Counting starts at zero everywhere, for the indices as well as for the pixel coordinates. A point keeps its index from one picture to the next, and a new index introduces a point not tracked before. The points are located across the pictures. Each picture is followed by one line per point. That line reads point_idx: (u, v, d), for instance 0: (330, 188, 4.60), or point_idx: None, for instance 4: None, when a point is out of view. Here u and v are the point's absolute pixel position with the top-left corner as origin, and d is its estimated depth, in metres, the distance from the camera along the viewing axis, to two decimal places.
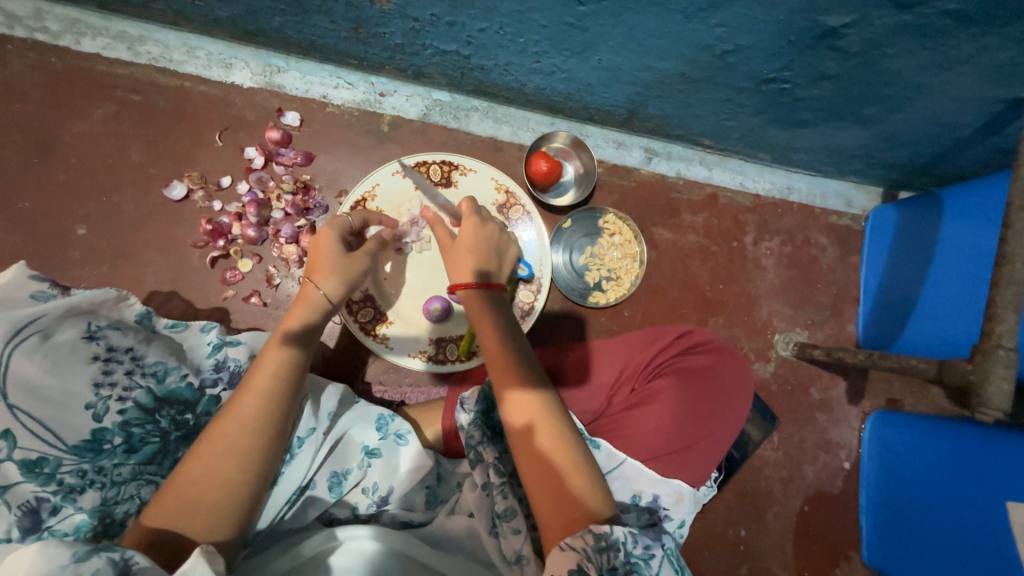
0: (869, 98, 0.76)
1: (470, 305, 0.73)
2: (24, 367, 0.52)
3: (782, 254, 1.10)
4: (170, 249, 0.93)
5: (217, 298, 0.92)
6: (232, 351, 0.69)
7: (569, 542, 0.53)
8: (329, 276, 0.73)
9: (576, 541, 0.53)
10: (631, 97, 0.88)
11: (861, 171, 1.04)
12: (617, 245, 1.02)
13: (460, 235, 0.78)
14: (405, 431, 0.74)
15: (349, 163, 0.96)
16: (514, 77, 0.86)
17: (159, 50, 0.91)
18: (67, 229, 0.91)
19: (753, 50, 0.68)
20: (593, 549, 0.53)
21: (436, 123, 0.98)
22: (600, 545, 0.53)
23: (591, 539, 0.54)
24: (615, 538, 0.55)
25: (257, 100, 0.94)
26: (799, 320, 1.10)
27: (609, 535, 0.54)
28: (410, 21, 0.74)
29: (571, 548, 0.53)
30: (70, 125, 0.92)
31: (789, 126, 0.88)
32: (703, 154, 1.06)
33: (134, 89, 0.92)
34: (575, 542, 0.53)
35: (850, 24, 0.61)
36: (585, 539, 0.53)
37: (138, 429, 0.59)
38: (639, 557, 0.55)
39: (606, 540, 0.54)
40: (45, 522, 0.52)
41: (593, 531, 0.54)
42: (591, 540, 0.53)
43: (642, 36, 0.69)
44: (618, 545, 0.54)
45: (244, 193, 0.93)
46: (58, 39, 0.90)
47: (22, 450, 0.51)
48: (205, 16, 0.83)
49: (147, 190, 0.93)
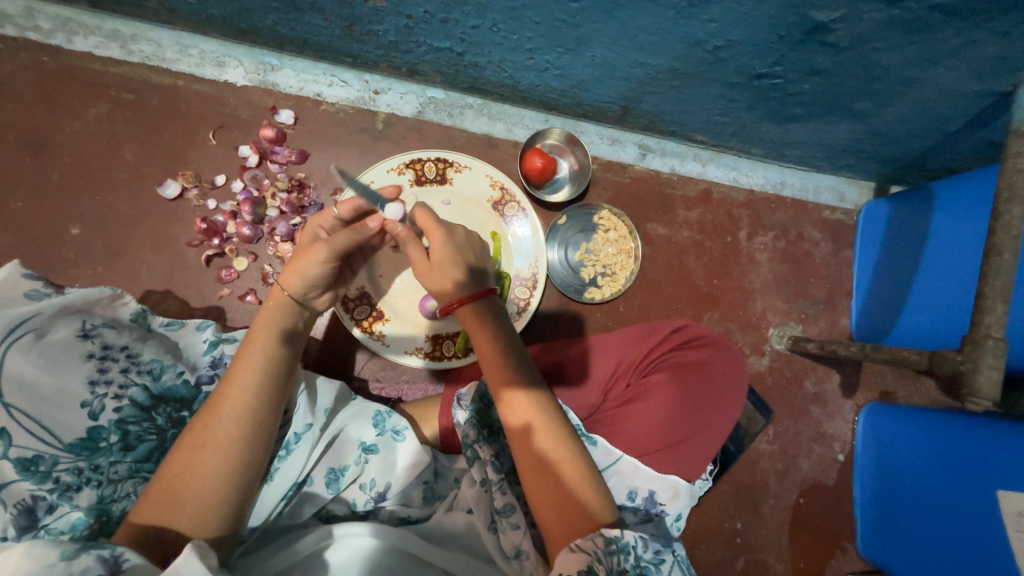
0: (859, 93, 0.77)
1: (463, 317, 0.69)
2: (20, 365, 0.52)
3: (775, 249, 1.11)
4: (165, 248, 0.93)
5: (212, 297, 0.92)
6: (229, 348, 0.69)
7: (579, 543, 0.55)
8: (292, 273, 0.67)
9: (586, 543, 0.55)
10: (625, 93, 0.88)
11: (852, 166, 1.05)
12: (612, 241, 1.03)
13: (433, 255, 0.68)
14: (403, 427, 0.74)
15: (344, 161, 0.96)
16: (508, 74, 0.87)
17: (152, 48, 0.91)
18: (61, 229, 0.91)
19: (744, 45, 0.68)
20: (603, 551, 0.54)
21: (431, 120, 0.98)
22: (610, 548, 0.55)
23: (601, 541, 0.55)
24: (625, 541, 0.56)
25: (252, 98, 0.94)
26: (793, 314, 1.11)
27: (620, 539, 0.56)
28: (404, 18, 0.74)
29: (582, 549, 0.54)
30: (63, 124, 0.91)
31: (781, 121, 0.89)
32: (697, 149, 1.07)
33: (127, 88, 0.92)
34: (586, 544, 0.54)
35: (840, 20, 0.61)
36: (595, 542, 0.55)
37: (135, 427, 0.59)
38: (649, 561, 0.57)
39: (616, 544, 0.55)
40: (42, 521, 0.52)
41: (603, 535, 0.55)
42: (601, 542, 0.55)
43: (635, 32, 0.69)
44: (628, 548, 0.56)
45: (240, 192, 0.93)
46: (50, 38, 0.90)
47: (18, 449, 0.51)
48: (197, 14, 0.83)
49: (141, 189, 0.92)
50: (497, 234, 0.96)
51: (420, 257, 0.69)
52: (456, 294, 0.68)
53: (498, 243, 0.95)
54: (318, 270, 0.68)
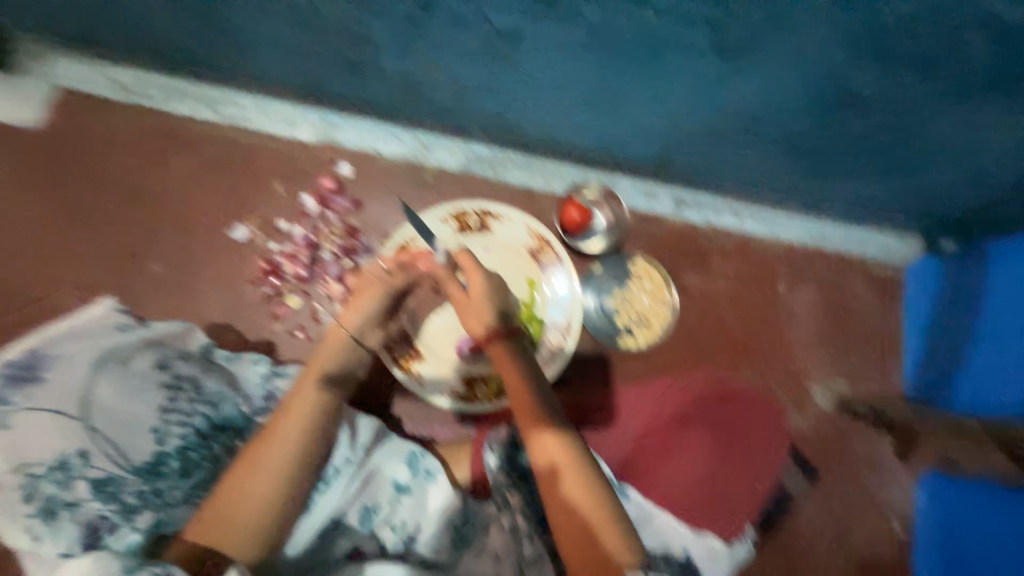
0: (901, 151, 0.78)
1: (494, 355, 0.72)
2: (106, 391, 0.58)
3: (817, 302, 1.09)
4: (230, 285, 1.00)
5: (266, 331, 0.98)
6: (280, 382, 0.75)
7: None
8: (353, 312, 0.76)
9: None
10: (661, 151, 0.93)
11: (895, 221, 1.03)
12: (648, 290, 1.04)
13: (470, 289, 0.75)
14: (435, 469, 0.76)
15: (394, 208, 1.04)
16: (549, 133, 0.94)
17: (235, 110, 1.01)
18: (142, 266, 0.99)
19: (780, 107, 0.72)
20: None
21: (475, 173, 1.05)
22: None
23: None
24: None
25: (316, 153, 1.03)
26: (838, 371, 1.07)
27: None
28: (457, 85, 0.84)
29: None
30: (160, 175, 1.01)
31: (820, 178, 0.90)
32: (733, 203, 1.06)
33: (214, 144, 1.02)
34: None
35: (876, 85, 0.64)
36: None
37: (194, 454, 0.63)
38: None
39: None
40: (102, 541, 0.54)
41: None
42: None
43: (671, 97, 0.74)
44: None
45: (298, 237, 1.00)
46: (159, 104, 1.01)
47: (94, 469, 0.55)
48: (279, 83, 0.95)
49: (216, 233, 1.01)
50: (532, 280, 0.99)
51: (460, 292, 0.75)
52: (489, 327, 0.72)
53: (533, 289, 0.99)
54: (376, 306, 0.77)
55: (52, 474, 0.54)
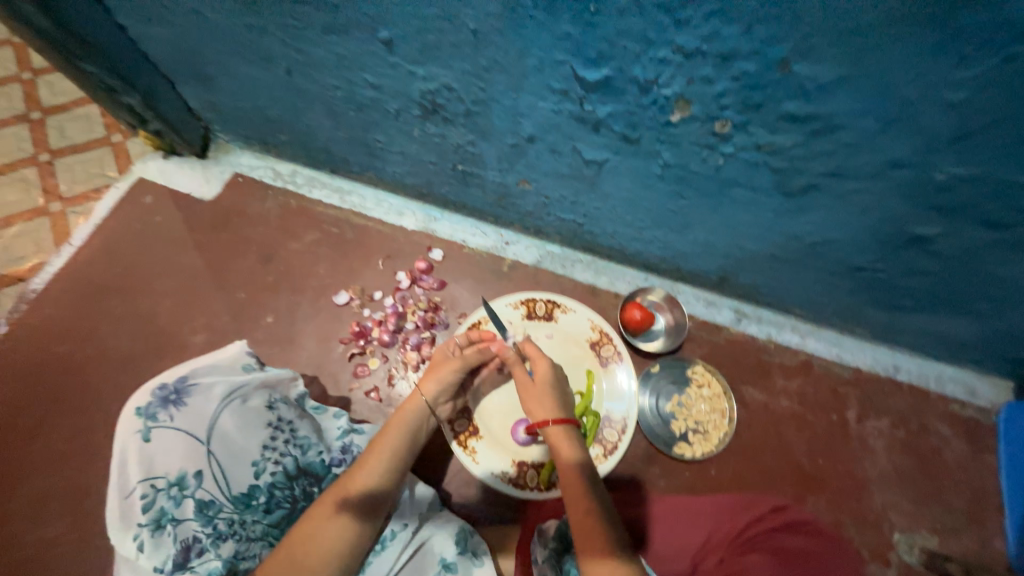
0: (973, 295, 0.79)
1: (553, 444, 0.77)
2: (227, 422, 0.69)
3: (893, 437, 1.02)
4: (324, 342, 1.13)
5: (345, 388, 1.08)
6: (357, 438, 0.83)
7: None
8: (430, 381, 0.85)
9: None
10: (723, 267, 0.99)
11: (977, 360, 1.00)
12: (706, 398, 1.03)
13: (535, 374, 0.84)
14: (481, 552, 0.78)
15: (472, 292, 1.16)
16: (618, 242, 1.05)
17: (359, 199, 1.23)
18: (258, 316, 1.14)
19: (843, 244, 0.78)
20: None
21: (546, 268, 1.17)
22: None
23: None
24: None
25: (414, 238, 1.21)
26: (923, 520, 0.97)
27: None
28: (543, 198, 0.99)
29: None
30: (288, 244, 1.20)
31: (888, 309, 0.92)
32: (795, 321, 1.09)
33: (336, 224, 1.22)
34: None
35: (939, 235, 0.70)
36: None
37: (279, 493, 0.71)
38: None
39: None
40: (190, 562, 0.62)
41: None
42: None
43: (736, 225, 0.83)
44: None
45: (389, 306, 1.15)
46: (300, 189, 1.24)
47: (202, 490, 0.63)
48: (397, 182, 1.17)
49: (321, 296, 1.16)
50: (591, 372, 1.04)
51: (525, 376, 0.84)
52: (549, 413, 0.79)
53: (591, 380, 1.03)
54: (451, 377, 0.86)
55: (170, 490, 0.62)
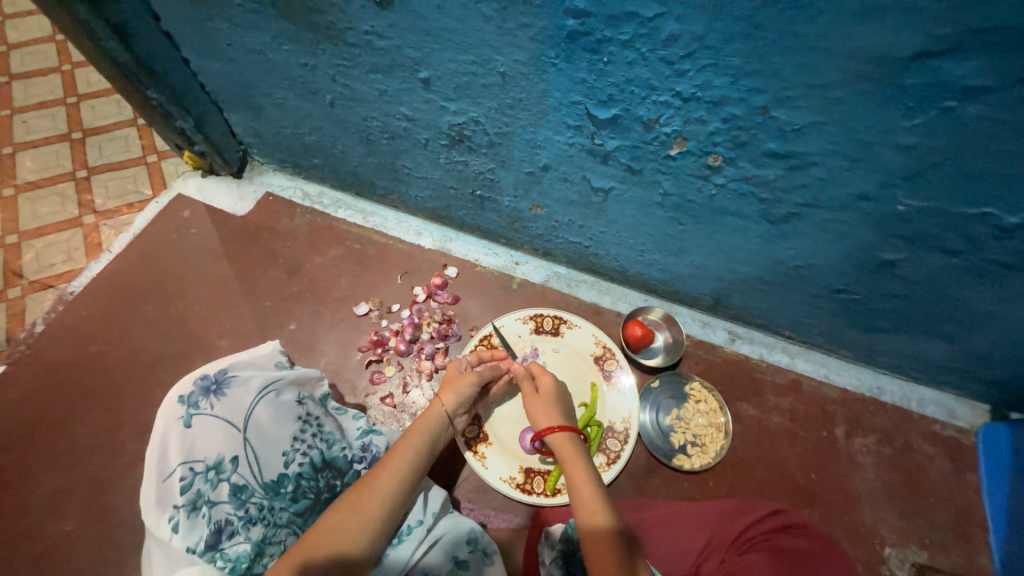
0: (942, 317, 0.88)
1: (562, 451, 0.86)
2: (262, 413, 0.74)
3: (880, 454, 1.08)
4: (342, 351, 1.18)
5: (361, 395, 1.13)
6: (375, 438, 0.87)
7: None
8: (449, 393, 0.91)
9: None
10: (717, 289, 1.08)
11: (953, 382, 1.07)
12: (703, 412, 1.09)
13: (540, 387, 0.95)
14: (492, 550, 0.81)
15: (483, 307, 1.23)
16: (621, 264, 1.14)
17: (380, 220, 1.33)
18: (281, 324, 1.20)
19: (824, 267, 0.87)
20: None
21: (553, 287, 1.25)
22: None
23: None
24: None
25: (430, 256, 1.29)
26: (912, 535, 1.01)
27: None
28: (553, 222, 1.09)
29: None
30: (313, 258, 1.28)
31: (868, 331, 1.00)
32: (785, 343, 1.17)
33: (358, 241, 1.30)
34: None
35: (905, 260, 0.79)
36: None
37: (304, 483, 0.75)
38: None
39: None
40: (221, 544, 0.65)
41: None
42: None
43: (730, 249, 0.93)
44: None
45: (405, 318, 1.21)
46: (325, 208, 1.33)
47: (237, 475, 0.68)
48: (417, 204, 1.26)
49: (341, 307, 1.23)
50: (594, 384, 1.10)
51: (531, 389, 0.95)
52: (555, 421, 0.89)
53: (595, 392, 1.09)
54: (469, 390, 0.92)
55: (207, 473, 0.66)
